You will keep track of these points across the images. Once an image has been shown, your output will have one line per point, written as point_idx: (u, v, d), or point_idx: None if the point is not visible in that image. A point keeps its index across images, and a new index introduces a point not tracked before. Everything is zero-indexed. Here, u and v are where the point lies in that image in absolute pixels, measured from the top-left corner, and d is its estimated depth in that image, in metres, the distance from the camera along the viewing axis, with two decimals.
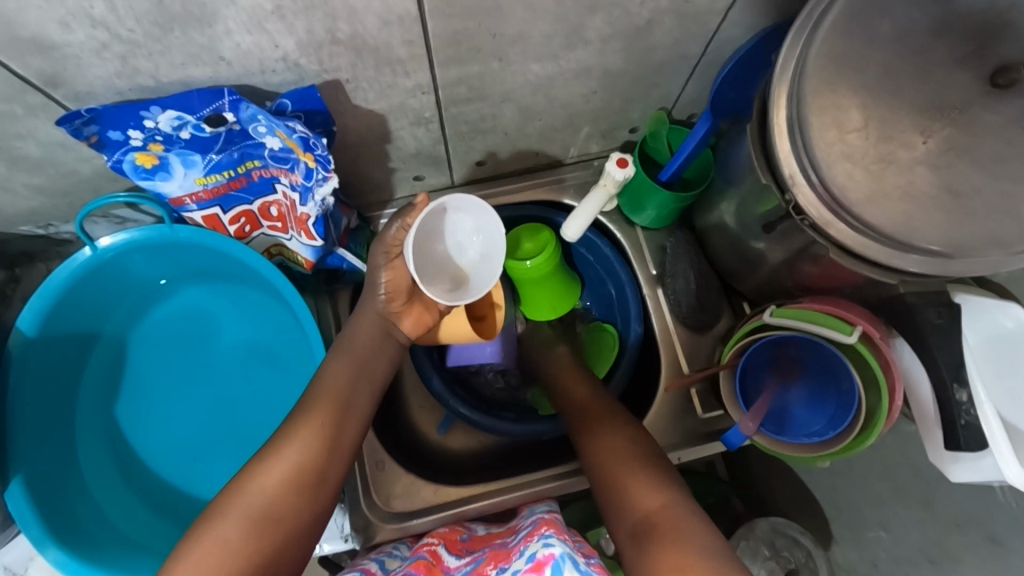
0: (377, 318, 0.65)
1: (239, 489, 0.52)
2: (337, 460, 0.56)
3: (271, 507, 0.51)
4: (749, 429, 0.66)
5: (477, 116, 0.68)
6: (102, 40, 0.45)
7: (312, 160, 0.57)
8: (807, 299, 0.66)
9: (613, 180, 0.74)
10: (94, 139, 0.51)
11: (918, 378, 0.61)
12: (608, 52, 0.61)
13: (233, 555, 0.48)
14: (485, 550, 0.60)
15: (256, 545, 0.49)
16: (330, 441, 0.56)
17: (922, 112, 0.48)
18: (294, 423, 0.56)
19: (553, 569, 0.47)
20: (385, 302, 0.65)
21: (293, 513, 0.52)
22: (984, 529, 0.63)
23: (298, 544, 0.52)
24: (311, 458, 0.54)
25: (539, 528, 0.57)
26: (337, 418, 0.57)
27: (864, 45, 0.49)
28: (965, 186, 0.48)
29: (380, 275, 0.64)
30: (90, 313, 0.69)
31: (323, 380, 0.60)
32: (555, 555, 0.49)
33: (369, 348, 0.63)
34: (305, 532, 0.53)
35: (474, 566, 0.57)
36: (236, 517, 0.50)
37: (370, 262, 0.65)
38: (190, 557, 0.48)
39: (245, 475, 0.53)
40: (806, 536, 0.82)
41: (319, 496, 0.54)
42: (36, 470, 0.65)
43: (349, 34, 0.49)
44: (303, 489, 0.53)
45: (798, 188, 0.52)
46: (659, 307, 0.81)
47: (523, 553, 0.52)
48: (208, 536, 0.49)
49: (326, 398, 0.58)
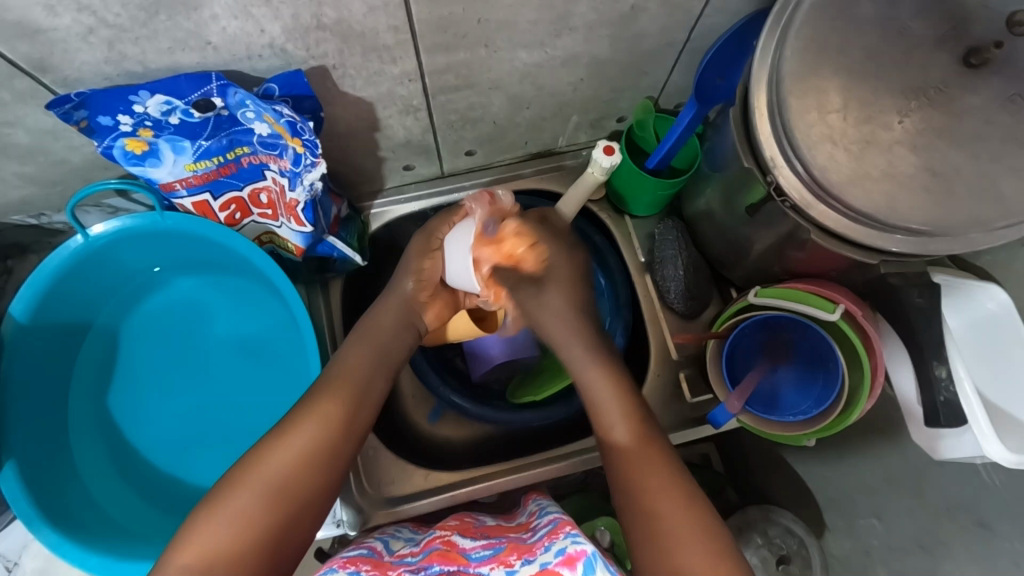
0: (401, 305, 0.66)
1: (258, 462, 0.51)
2: (352, 438, 0.56)
3: (286, 481, 0.51)
4: (735, 408, 0.67)
5: (464, 105, 0.69)
6: (89, 25, 0.45)
7: (300, 144, 0.57)
8: (793, 280, 0.67)
9: (600, 168, 0.75)
10: (83, 124, 0.52)
11: (903, 373, 0.62)
12: (594, 39, 0.62)
13: (247, 523, 0.48)
14: (503, 539, 0.59)
15: (272, 518, 0.49)
16: (347, 419, 0.56)
17: (901, 93, 0.48)
18: (309, 399, 0.57)
19: (587, 566, 0.48)
20: (414, 290, 0.67)
21: (307, 487, 0.52)
22: (973, 515, 0.63)
23: (310, 518, 0.52)
24: (327, 435, 0.54)
25: (562, 524, 0.56)
26: (356, 397, 0.58)
27: (843, 28, 0.50)
28: (944, 165, 0.48)
29: (423, 264, 0.67)
30: (83, 302, 0.70)
31: (342, 362, 0.60)
32: (588, 551, 0.49)
33: (385, 336, 0.63)
34: (316, 506, 0.52)
35: (493, 552, 0.56)
36: (254, 489, 0.50)
37: (406, 258, 0.68)
38: (206, 525, 0.48)
39: (263, 448, 0.52)
40: (799, 524, 0.82)
41: (333, 472, 0.54)
42: (28, 457, 0.65)
43: (334, 19, 0.50)
44: (318, 465, 0.53)
45: (779, 170, 0.54)
46: (647, 294, 0.82)
47: (550, 548, 0.53)
48: (226, 505, 0.49)
49: (346, 378, 0.58)
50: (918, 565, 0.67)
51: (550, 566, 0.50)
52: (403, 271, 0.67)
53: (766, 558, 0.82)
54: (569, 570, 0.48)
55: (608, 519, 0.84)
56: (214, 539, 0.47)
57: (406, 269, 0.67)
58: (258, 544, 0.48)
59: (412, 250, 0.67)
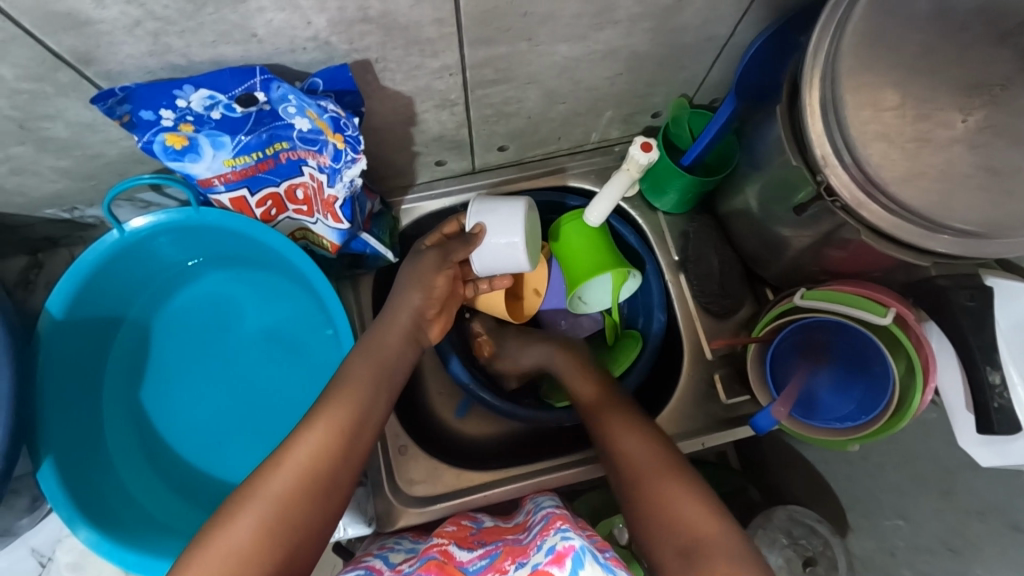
0: (410, 318, 0.65)
1: (251, 494, 0.50)
2: (349, 466, 0.54)
3: (283, 514, 0.50)
4: (779, 414, 0.66)
5: (501, 99, 0.67)
6: (136, 17, 0.44)
7: (341, 140, 0.56)
8: (834, 281, 0.66)
9: (636, 164, 0.73)
10: (126, 118, 0.51)
11: (952, 388, 0.62)
12: (636, 33, 0.61)
13: (245, 562, 0.47)
14: (498, 546, 0.58)
15: (266, 552, 0.48)
16: (345, 446, 0.55)
17: (962, 90, 0.47)
18: (302, 424, 0.55)
19: (576, 561, 0.47)
20: (423, 304, 0.66)
21: (304, 518, 0.50)
22: (1005, 517, 0.62)
23: (307, 550, 0.50)
24: (321, 461, 0.53)
25: (555, 520, 0.55)
26: (353, 424, 0.56)
27: (902, 24, 0.48)
28: (1003, 163, 0.48)
29: (434, 280, 0.67)
30: (114, 297, 0.70)
31: (346, 376, 0.59)
32: (575, 547, 0.48)
33: (392, 355, 0.62)
34: (311, 539, 0.51)
35: (490, 562, 0.55)
36: (247, 522, 0.49)
37: (420, 266, 0.66)
38: (204, 559, 0.47)
39: (256, 477, 0.51)
40: (823, 524, 0.78)
41: (330, 502, 0.52)
42: (62, 453, 0.64)
43: (380, 12, 0.49)
44: (314, 495, 0.51)
45: (831, 169, 0.52)
46: (680, 291, 0.81)
47: (542, 547, 0.51)
48: (216, 540, 0.48)
49: (344, 403, 0.56)
50: (944, 567, 0.65)
51: (539, 566, 0.48)
52: (415, 282, 0.66)
53: (791, 559, 0.79)
54: (558, 568, 0.47)
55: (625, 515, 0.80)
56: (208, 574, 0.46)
57: (418, 281, 0.66)
58: None
59: (426, 262, 0.67)
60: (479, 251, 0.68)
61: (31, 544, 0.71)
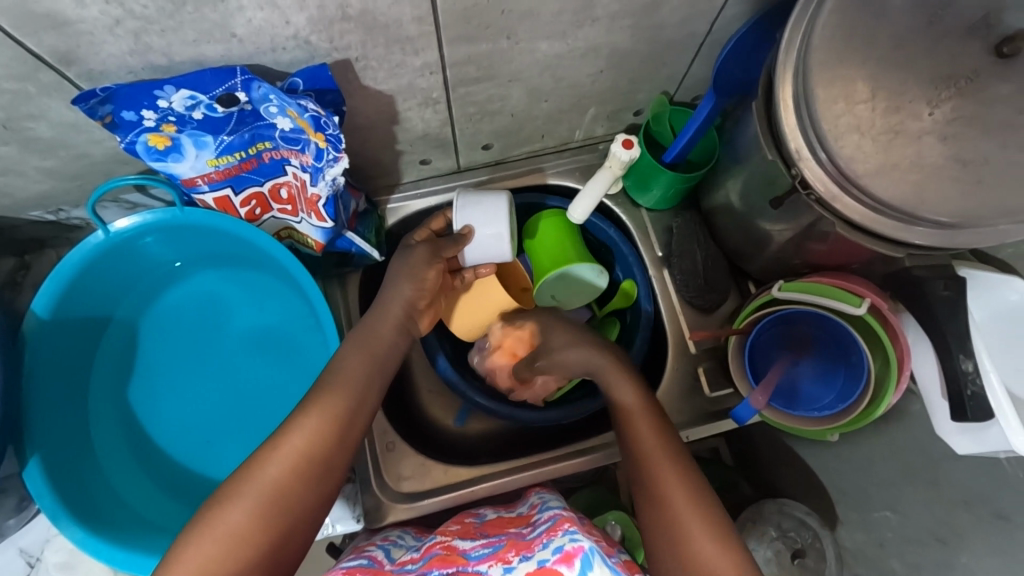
0: (401, 312, 0.64)
1: (245, 479, 0.51)
2: (343, 454, 0.55)
3: (277, 501, 0.51)
4: (759, 403, 0.67)
5: (484, 97, 0.68)
6: (116, 16, 0.45)
7: (322, 139, 0.57)
8: (815, 274, 0.68)
9: (618, 160, 0.75)
10: (108, 118, 0.52)
11: (929, 380, 0.61)
12: (616, 30, 0.62)
13: (239, 543, 0.48)
14: (502, 537, 0.59)
15: (261, 537, 0.49)
16: (340, 434, 0.55)
17: (931, 82, 0.48)
18: (297, 412, 0.55)
19: (585, 562, 0.48)
20: (415, 295, 0.65)
21: (297, 504, 0.51)
22: (989, 507, 0.61)
23: (299, 534, 0.51)
24: (316, 448, 0.53)
25: (561, 522, 0.55)
26: (347, 411, 0.56)
27: (872, 18, 0.49)
28: (974, 154, 0.48)
29: (425, 273, 0.66)
30: (100, 297, 0.70)
31: (339, 368, 0.59)
32: (584, 548, 0.49)
33: (384, 344, 0.62)
34: (301, 524, 0.52)
35: (492, 550, 0.56)
36: (242, 508, 0.49)
37: (411, 259, 0.66)
38: (198, 542, 0.48)
39: (250, 463, 0.51)
40: (812, 516, 0.79)
41: (323, 489, 0.53)
42: (49, 449, 0.65)
43: (359, 10, 0.49)
44: (307, 480, 0.52)
45: (805, 163, 0.53)
46: (664, 287, 0.82)
47: (548, 545, 0.52)
48: (214, 523, 0.49)
49: (339, 392, 0.57)
50: (931, 558, 0.65)
51: (547, 564, 0.49)
52: (406, 275, 0.65)
53: (779, 552, 0.79)
54: (567, 568, 0.48)
55: (618, 512, 0.80)
56: (202, 557, 0.47)
57: (410, 274, 0.65)
58: (245, 563, 0.48)
59: (417, 255, 0.67)
60: (470, 247, 0.70)
61: (19, 544, 0.71)
